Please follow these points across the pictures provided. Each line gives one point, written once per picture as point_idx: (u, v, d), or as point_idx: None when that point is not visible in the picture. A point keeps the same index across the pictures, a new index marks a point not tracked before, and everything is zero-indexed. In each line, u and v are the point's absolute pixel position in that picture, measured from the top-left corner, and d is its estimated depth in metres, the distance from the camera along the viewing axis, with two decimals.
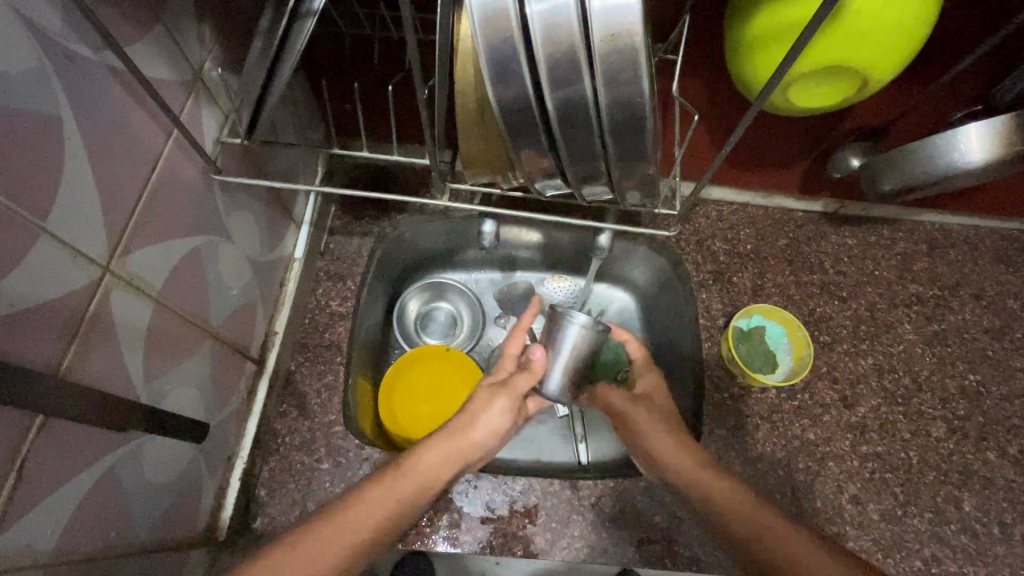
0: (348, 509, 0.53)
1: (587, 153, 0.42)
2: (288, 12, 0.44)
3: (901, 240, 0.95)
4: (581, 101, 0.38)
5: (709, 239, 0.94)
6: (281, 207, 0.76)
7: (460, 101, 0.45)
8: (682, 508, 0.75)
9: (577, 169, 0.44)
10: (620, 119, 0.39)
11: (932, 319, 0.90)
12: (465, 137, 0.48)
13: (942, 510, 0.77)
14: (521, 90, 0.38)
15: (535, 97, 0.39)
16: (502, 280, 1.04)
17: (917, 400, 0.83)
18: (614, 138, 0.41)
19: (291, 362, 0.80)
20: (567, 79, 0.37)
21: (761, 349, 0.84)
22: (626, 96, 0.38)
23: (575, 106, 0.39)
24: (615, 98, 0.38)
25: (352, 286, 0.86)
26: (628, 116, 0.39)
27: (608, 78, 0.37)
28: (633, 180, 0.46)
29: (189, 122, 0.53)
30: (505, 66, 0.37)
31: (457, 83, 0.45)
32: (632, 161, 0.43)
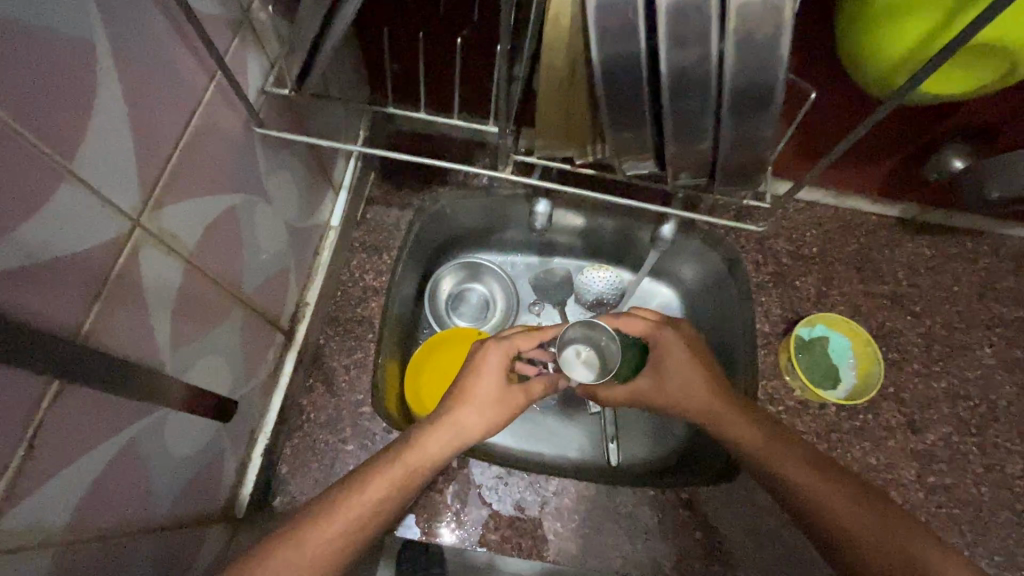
0: (343, 505, 0.52)
1: (695, 129, 0.36)
2: None
3: (985, 255, 0.87)
4: (701, 64, 0.32)
5: (771, 238, 0.87)
6: (321, 170, 0.71)
7: (547, 58, 0.39)
8: (726, 525, 0.70)
9: (677, 150, 0.38)
10: (745, 89, 0.33)
11: (1016, 344, 0.81)
12: (544, 102, 0.42)
13: (1013, 554, 0.70)
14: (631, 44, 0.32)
15: (644, 54, 0.33)
16: (538, 264, 1.00)
17: (993, 432, 0.76)
18: (731, 112, 0.34)
19: (321, 335, 0.76)
20: (690, 33, 0.31)
21: (820, 360, 0.78)
22: (759, 60, 0.31)
23: (694, 69, 0.32)
24: (745, 60, 0.32)
25: (388, 260, 0.81)
26: (756, 85, 0.33)
27: (740, 33, 0.31)
28: (738, 170, 0.39)
29: (234, 65, 0.48)
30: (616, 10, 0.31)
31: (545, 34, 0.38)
32: (745, 144, 0.37)
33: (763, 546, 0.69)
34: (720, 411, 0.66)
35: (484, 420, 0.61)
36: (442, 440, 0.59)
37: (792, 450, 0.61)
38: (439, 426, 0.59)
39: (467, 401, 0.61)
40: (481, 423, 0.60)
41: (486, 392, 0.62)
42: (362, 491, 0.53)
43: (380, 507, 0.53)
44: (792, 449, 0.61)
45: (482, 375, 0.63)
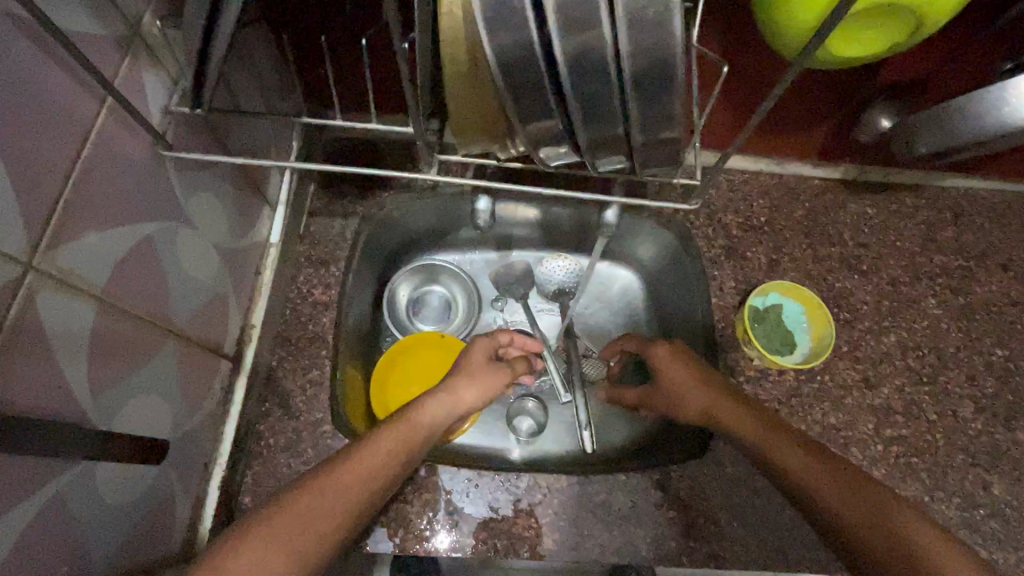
0: (263, 524, 0.46)
1: (602, 114, 0.37)
2: None
3: (923, 208, 0.89)
4: (596, 47, 0.33)
5: (720, 212, 0.87)
6: (251, 188, 0.69)
7: (447, 49, 0.38)
8: (697, 501, 0.71)
9: (586, 134, 0.39)
10: (640, 74, 0.34)
11: (959, 291, 0.84)
12: (453, 97, 0.41)
13: (970, 494, 0.73)
14: (521, 39, 0.33)
15: (540, 48, 0.34)
16: (498, 260, 0.98)
17: (944, 378, 0.78)
18: (635, 97, 0.36)
19: (273, 357, 0.74)
20: (573, 45, 0.33)
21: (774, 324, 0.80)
22: (653, 49, 0.33)
23: (589, 71, 0.35)
24: (639, 45, 0.33)
25: (336, 273, 0.80)
26: (653, 74, 0.34)
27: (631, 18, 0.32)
28: (652, 147, 0.40)
29: (127, 88, 0.45)
30: (505, 9, 0.32)
31: (444, 34, 0.37)
32: (651, 124, 0.38)
33: (734, 517, 0.71)
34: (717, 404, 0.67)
35: (458, 401, 0.65)
36: (416, 420, 0.60)
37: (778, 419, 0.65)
38: (405, 416, 0.60)
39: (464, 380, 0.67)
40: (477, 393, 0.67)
41: (465, 376, 0.68)
42: (306, 492, 0.49)
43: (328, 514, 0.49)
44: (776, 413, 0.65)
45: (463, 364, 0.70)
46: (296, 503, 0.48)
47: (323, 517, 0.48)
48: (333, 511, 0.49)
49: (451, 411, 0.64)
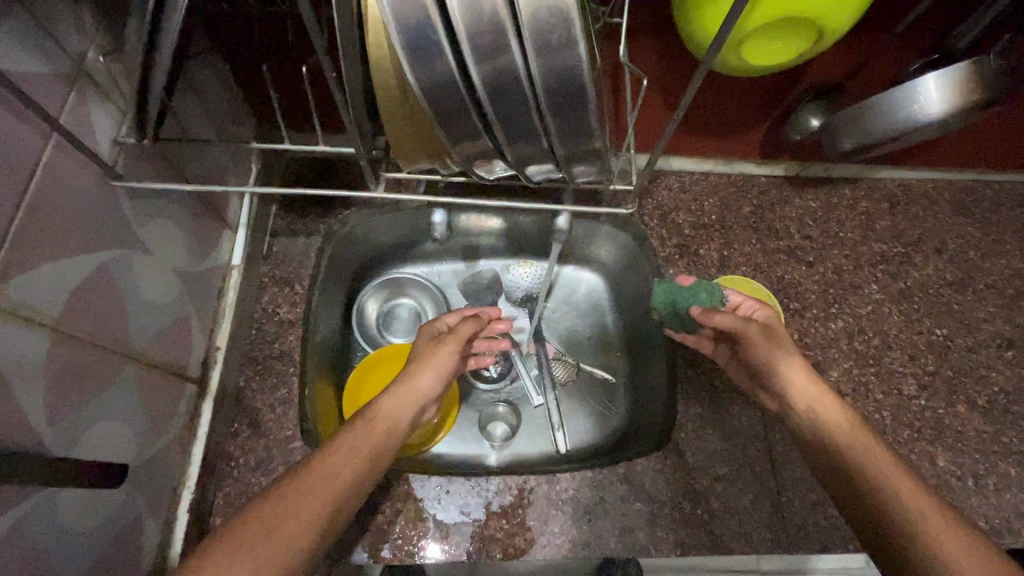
0: (237, 534, 0.44)
1: (523, 124, 0.41)
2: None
3: (862, 200, 0.94)
4: (509, 72, 0.37)
5: (672, 212, 0.91)
6: (210, 211, 0.70)
7: (377, 74, 0.41)
8: (661, 491, 0.74)
9: (511, 141, 0.43)
10: (554, 96, 0.38)
11: (898, 276, 0.89)
12: (390, 120, 0.45)
13: (918, 466, 0.77)
14: (440, 63, 0.37)
15: (461, 75, 0.39)
16: (465, 270, 0.99)
17: (888, 359, 0.83)
18: (551, 111, 0.39)
19: (240, 377, 0.75)
20: (486, 66, 0.37)
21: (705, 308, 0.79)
22: (564, 74, 0.37)
23: (504, 88, 0.38)
24: (549, 70, 0.36)
25: (301, 291, 0.81)
26: (564, 89, 0.37)
27: (539, 46, 0.35)
28: (576, 152, 0.44)
29: (73, 124, 0.46)
30: (423, 43, 0.36)
31: (374, 64, 0.41)
32: (570, 132, 0.41)
33: (698, 504, 0.74)
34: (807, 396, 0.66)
35: (418, 386, 0.65)
36: (378, 418, 0.60)
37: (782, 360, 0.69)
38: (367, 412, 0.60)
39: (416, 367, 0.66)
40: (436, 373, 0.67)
41: (423, 359, 0.68)
42: (272, 500, 0.47)
43: (309, 515, 0.48)
44: (780, 349, 0.69)
45: (417, 351, 0.70)
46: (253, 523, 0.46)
47: (295, 519, 0.47)
48: (301, 517, 0.47)
49: (415, 398, 0.64)
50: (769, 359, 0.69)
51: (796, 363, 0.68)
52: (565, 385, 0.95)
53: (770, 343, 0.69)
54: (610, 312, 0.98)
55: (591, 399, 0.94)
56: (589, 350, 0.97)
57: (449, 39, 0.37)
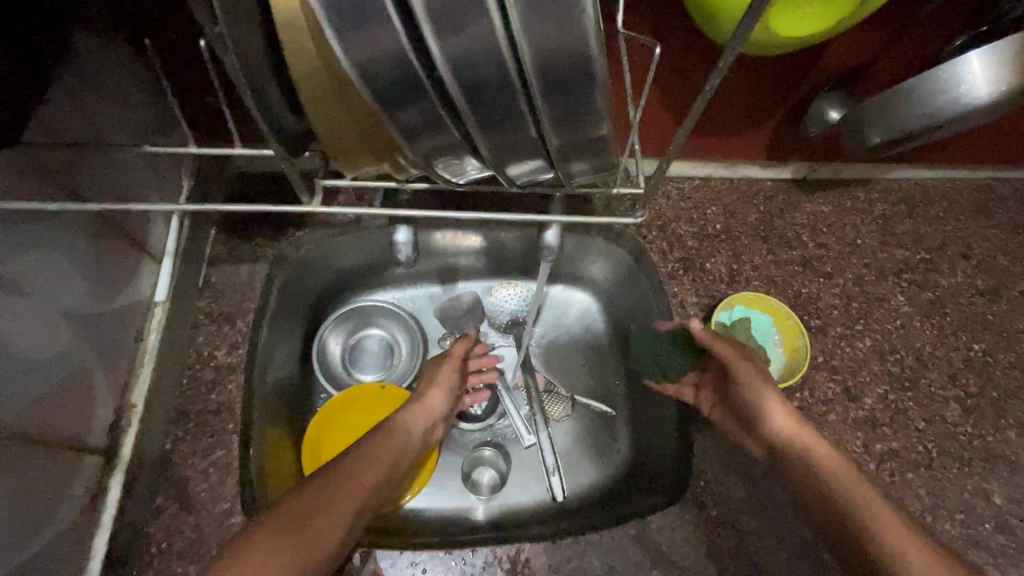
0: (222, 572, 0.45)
1: (502, 108, 0.31)
2: None
3: (877, 202, 0.86)
4: (481, 42, 0.28)
5: (672, 222, 0.81)
6: (122, 239, 0.57)
7: (295, 54, 0.31)
8: (678, 553, 0.62)
9: (487, 132, 0.32)
10: (545, 68, 0.28)
11: (925, 286, 0.80)
12: (322, 115, 0.34)
13: (973, 507, 0.66)
14: (378, 23, 0.27)
15: (416, 50, 0.29)
16: (442, 294, 0.86)
17: (925, 381, 0.73)
18: (539, 79, 0.29)
19: (165, 439, 0.61)
20: (443, 19, 0.27)
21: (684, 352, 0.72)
22: (557, 41, 0.27)
23: (470, 54, 0.28)
24: (535, 35, 0.27)
25: (244, 329, 0.68)
26: (554, 48, 0.28)
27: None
28: (575, 142, 0.33)
29: None
30: (355, 6, 0.26)
31: (290, 42, 0.30)
32: (566, 113, 0.31)
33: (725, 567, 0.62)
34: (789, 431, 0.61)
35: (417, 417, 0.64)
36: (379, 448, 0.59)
37: (764, 398, 0.62)
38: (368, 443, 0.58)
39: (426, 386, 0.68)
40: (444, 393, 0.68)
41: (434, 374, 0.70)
42: (259, 540, 0.47)
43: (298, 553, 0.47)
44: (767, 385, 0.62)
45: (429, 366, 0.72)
46: (242, 559, 0.45)
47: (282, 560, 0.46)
48: (287, 556, 0.46)
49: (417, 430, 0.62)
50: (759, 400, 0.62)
51: (780, 404, 0.61)
52: (559, 421, 0.82)
53: (757, 380, 0.63)
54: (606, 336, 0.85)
55: (590, 436, 0.81)
56: (586, 380, 0.85)
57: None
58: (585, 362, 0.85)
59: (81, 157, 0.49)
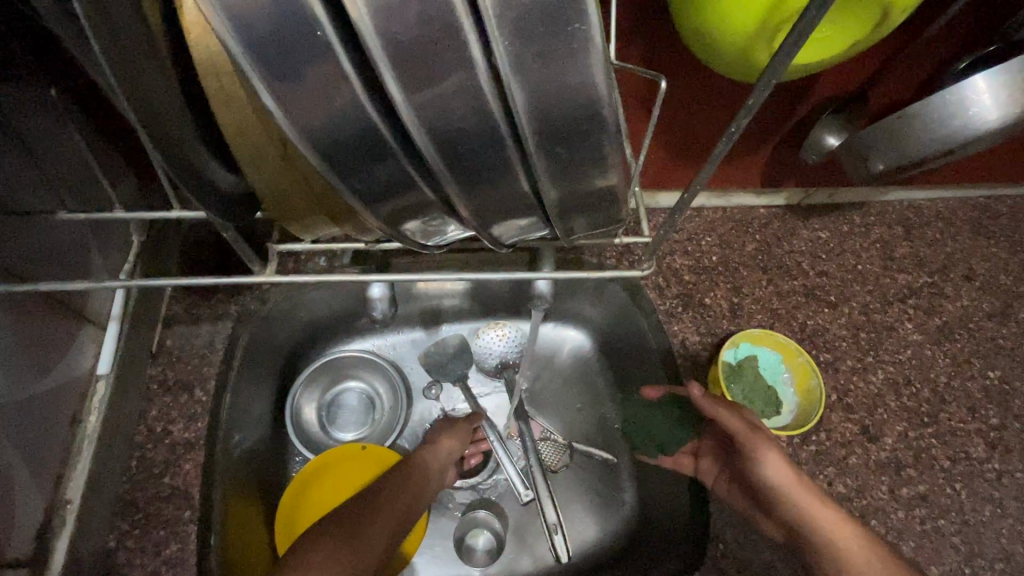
0: None
1: (489, 167, 0.26)
2: None
3: (874, 225, 0.83)
4: (452, 91, 0.23)
5: (667, 255, 0.77)
6: (53, 309, 0.51)
7: (230, 113, 0.28)
8: None
9: (469, 190, 0.27)
10: (534, 114, 0.23)
11: (931, 311, 0.77)
12: (265, 170, 0.30)
13: (1012, 555, 0.61)
14: (324, 76, 0.23)
15: (373, 102, 0.24)
16: (425, 340, 0.78)
17: (945, 415, 0.68)
18: (530, 119, 0.23)
19: (109, 536, 0.53)
20: (403, 59, 0.22)
21: (676, 418, 0.73)
22: (546, 85, 0.22)
23: (437, 102, 0.23)
24: (519, 73, 0.22)
25: (202, 398, 0.61)
26: (546, 94, 0.23)
27: (499, 31, 0.21)
28: (573, 194, 0.28)
29: None
30: (293, 58, 0.22)
31: (232, 94, 0.27)
32: (564, 168, 0.26)
33: None
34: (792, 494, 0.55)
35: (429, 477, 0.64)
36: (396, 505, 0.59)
37: (760, 451, 0.56)
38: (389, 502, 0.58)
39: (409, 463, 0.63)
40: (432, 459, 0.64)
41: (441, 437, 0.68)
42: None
43: None
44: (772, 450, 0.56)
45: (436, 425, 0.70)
46: None
47: None
48: None
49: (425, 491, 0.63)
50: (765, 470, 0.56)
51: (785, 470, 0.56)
52: (556, 473, 0.74)
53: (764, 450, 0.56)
54: (604, 377, 0.78)
55: (592, 489, 0.74)
56: (586, 428, 0.77)
57: (341, 34, 0.22)
58: (583, 408, 0.77)
59: None
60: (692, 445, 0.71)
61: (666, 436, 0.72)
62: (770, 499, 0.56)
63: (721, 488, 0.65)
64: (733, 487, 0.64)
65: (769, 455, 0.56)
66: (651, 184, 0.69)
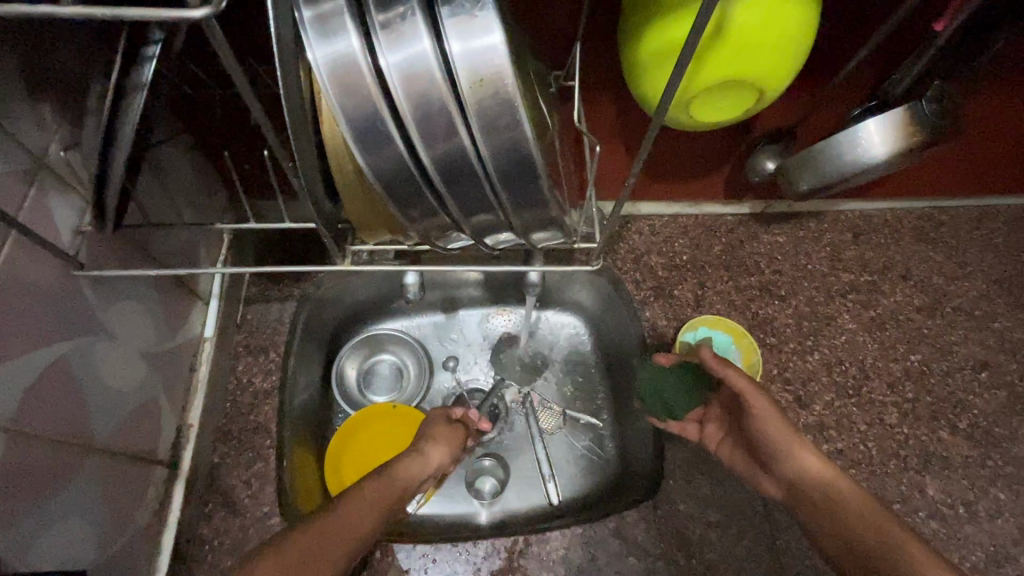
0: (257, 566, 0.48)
1: (478, 200, 0.42)
2: (110, 89, 0.37)
3: (827, 231, 0.96)
4: (461, 154, 0.38)
5: (645, 255, 0.93)
6: (181, 289, 0.70)
7: (333, 157, 0.43)
8: (653, 544, 0.75)
9: (468, 216, 0.43)
10: (506, 172, 0.39)
11: (868, 305, 0.91)
12: (349, 201, 0.46)
13: (908, 498, 0.77)
14: (385, 141, 0.37)
15: (412, 156, 0.38)
16: (445, 322, 0.95)
17: (867, 389, 0.84)
18: (503, 185, 0.40)
19: (214, 454, 0.73)
20: (435, 139, 0.36)
21: (685, 386, 0.78)
22: (514, 153, 0.37)
23: (452, 159, 0.38)
24: (498, 149, 0.37)
25: (276, 358, 0.80)
26: (513, 160, 0.38)
27: (484, 125, 0.36)
28: (533, 218, 0.44)
29: (33, 218, 0.46)
30: (372, 132, 0.36)
31: (328, 147, 0.42)
32: (524, 202, 0.42)
33: (693, 554, 0.74)
34: (790, 451, 0.63)
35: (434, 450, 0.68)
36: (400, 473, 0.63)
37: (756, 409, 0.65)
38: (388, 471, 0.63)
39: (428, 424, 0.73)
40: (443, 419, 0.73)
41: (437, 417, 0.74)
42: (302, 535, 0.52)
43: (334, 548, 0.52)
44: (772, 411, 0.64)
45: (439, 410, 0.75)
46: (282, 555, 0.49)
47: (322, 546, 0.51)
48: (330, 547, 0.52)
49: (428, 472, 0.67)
50: (768, 431, 0.64)
51: (782, 426, 0.63)
52: (552, 434, 0.90)
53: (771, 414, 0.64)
54: (592, 355, 0.94)
55: (581, 448, 0.89)
56: (576, 396, 0.93)
57: (396, 119, 0.37)
58: (583, 382, 0.93)
59: (164, 227, 0.62)
60: (698, 412, 0.77)
61: (676, 402, 0.77)
62: (774, 456, 0.64)
63: (724, 450, 0.74)
64: (737, 449, 0.72)
65: (762, 410, 0.64)
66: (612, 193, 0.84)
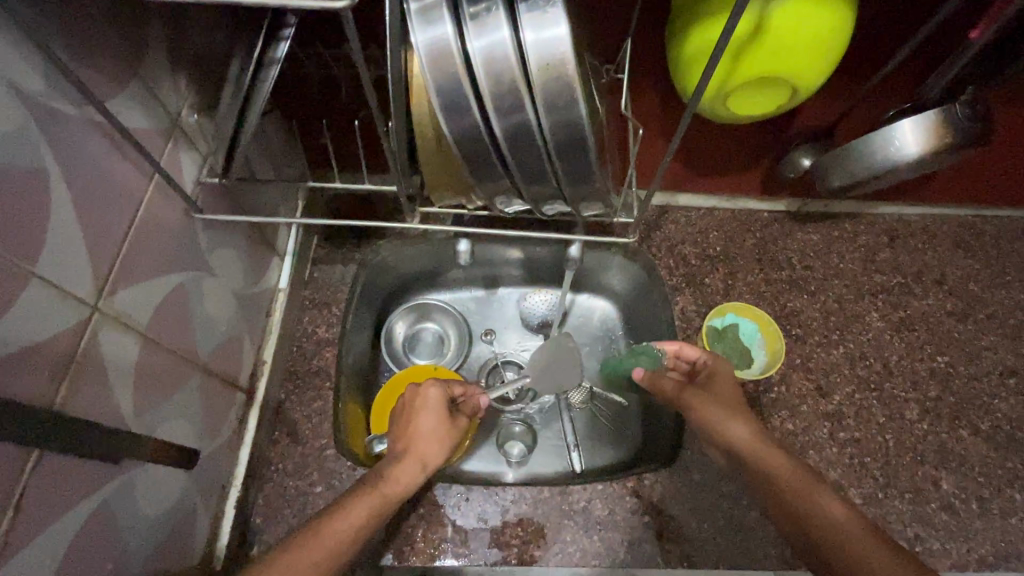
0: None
1: (535, 168, 0.48)
2: (254, 60, 0.47)
3: (863, 233, 0.98)
4: (525, 125, 0.45)
5: (679, 243, 0.98)
6: (263, 243, 0.80)
7: (418, 125, 0.51)
8: (670, 506, 0.81)
9: (526, 183, 0.50)
10: (561, 144, 0.45)
11: (899, 306, 0.93)
12: (428, 165, 0.54)
13: (921, 490, 0.80)
14: (463, 109, 0.44)
15: (484, 125, 0.46)
16: (486, 296, 1.03)
17: (889, 385, 0.87)
18: (557, 156, 0.46)
19: (280, 391, 0.83)
20: (505, 110, 0.43)
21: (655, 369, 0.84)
22: (570, 126, 0.44)
23: (517, 129, 0.45)
24: (557, 122, 0.44)
25: (337, 312, 0.90)
26: (567, 134, 0.45)
27: (547, 103, 0.43)
28: (580, 190, 0.51)
29: (169, 166, 0.56)
30: (455, 99, 0.43)
31: (414, 118, 0.51)
32: (574, 174, 0.49)
33: (704, 520, 0.80)
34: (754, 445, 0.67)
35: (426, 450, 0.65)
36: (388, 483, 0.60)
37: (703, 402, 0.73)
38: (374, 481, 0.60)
39: (415, 409, 0.67)
40: (436, 395, 0.67)
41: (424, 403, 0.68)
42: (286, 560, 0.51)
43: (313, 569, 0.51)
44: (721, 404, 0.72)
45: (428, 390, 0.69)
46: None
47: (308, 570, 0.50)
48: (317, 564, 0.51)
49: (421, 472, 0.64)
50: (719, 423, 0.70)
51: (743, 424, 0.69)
52: (579, 408, 0.96)
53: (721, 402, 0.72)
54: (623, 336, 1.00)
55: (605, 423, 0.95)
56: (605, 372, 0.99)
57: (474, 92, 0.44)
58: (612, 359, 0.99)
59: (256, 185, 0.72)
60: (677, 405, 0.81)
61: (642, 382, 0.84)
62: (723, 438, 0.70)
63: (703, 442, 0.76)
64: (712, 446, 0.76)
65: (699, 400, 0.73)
66: (648, 179, 0.89)
